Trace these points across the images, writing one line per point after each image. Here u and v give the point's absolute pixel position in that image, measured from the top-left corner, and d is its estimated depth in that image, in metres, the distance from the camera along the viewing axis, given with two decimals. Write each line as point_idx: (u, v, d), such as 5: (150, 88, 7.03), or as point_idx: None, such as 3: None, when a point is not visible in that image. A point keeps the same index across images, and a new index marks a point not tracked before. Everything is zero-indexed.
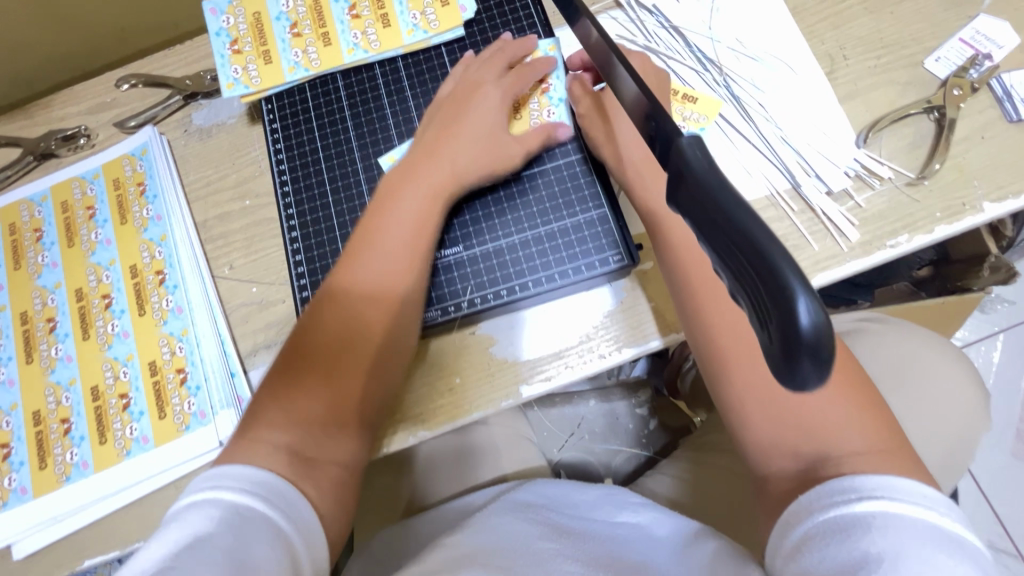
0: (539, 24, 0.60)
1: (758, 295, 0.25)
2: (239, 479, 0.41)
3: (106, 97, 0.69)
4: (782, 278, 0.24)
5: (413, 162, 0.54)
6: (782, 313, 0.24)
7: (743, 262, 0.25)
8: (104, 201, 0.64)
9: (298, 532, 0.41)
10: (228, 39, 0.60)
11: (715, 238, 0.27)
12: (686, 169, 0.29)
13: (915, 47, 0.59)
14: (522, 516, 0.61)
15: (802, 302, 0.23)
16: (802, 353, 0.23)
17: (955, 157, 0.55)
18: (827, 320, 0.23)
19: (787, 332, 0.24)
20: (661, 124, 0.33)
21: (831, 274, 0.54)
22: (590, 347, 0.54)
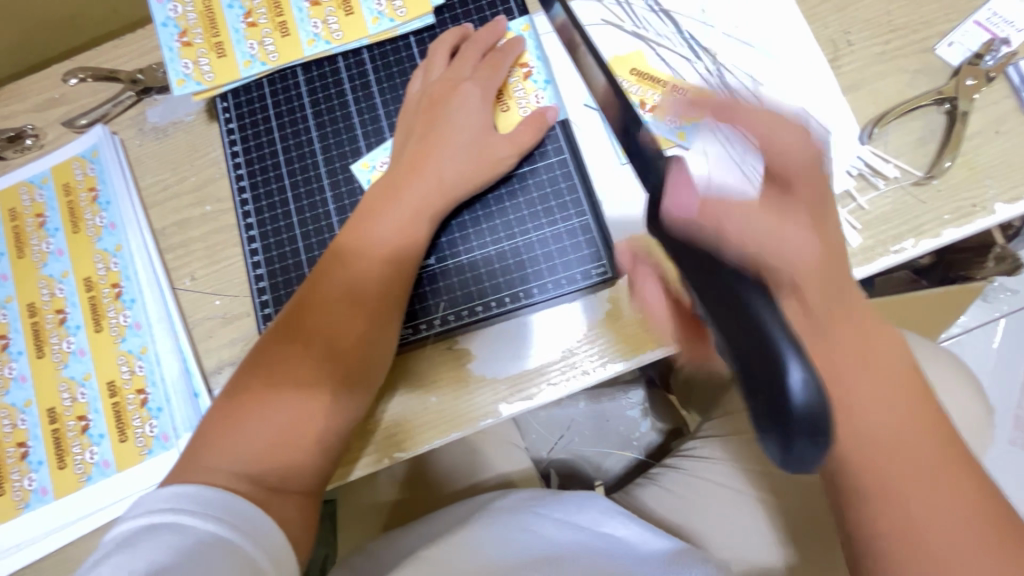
0: (517, 10, 0.55)
1: (754, 366, 0.25)
2: (197, 502, 0.38)
3: (54, 92, 0.64)
4: (779, 353, 0.24)
5: (394, 176, 0.50)
6: (782, 387, 0.24)
7: (735, 331, 0.26)
8: (55, 208, 0.60)
9: (263, 552, 0.38)
10: (177, 30, 0.54)
11: (707, 301, 0.27)
12: (676, 225, 0.29)
13: (926, 31, 0.54)
14: (511, 527, 0.59)
15: (793, 377, 0.24)
16: (799, 428, 0.24)
17: (966, 154, 0.51)
18: (821, 389, 0.24)
19: (786, 406, 0.24)
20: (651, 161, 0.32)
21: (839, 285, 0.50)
22: (574, 363, 0.51)
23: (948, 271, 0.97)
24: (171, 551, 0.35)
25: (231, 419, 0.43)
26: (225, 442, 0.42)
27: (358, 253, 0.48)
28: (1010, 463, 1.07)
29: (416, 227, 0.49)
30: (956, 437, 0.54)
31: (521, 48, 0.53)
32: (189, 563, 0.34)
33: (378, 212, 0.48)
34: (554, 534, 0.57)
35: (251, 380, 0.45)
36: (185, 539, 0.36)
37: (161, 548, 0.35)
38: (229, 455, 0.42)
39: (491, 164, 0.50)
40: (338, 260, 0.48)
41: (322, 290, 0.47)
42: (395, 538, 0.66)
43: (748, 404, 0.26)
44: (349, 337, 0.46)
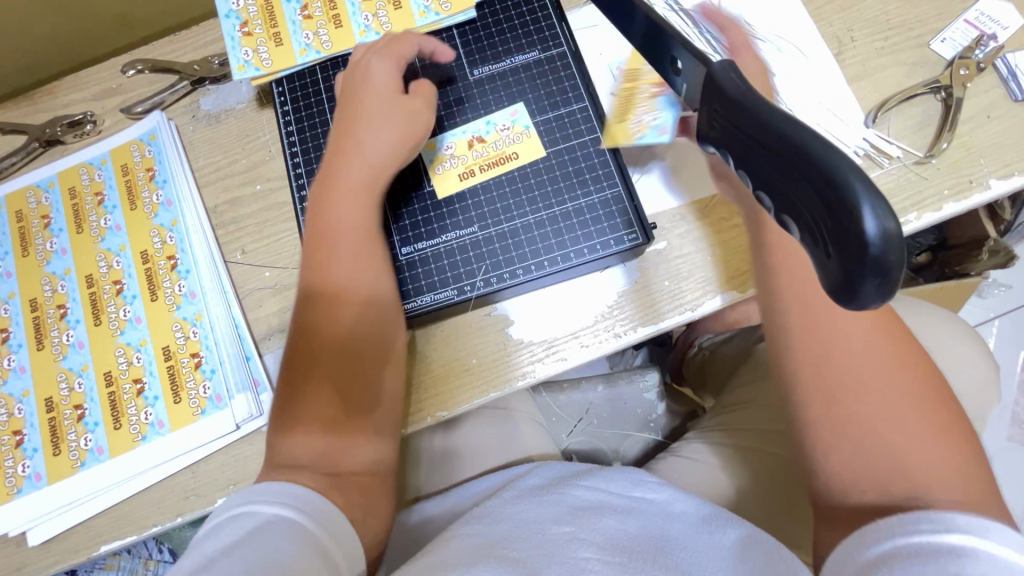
0: (551, 7, 0.60)
1: (817, 221, 0.23)
2: (264, 491, 0.43)
3: (112, 83, 0.69)
4: (838, 178, 0.22)
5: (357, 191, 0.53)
6: (841, 223, 0.22)
7: (786, 171, 0.24)
8: (113, 187, 0.64)
9: (322, 529, 0.42)
10: (238, 21, 0.59)
11: (747, 158, 0.27)
12: (715, 92, 0.29)
13: (921, 29, 0.60)
14: (537, 500, 0.58)
15: (865, 214, 0.21)
16: (869, 270, 0.21)
17: (962, 136, 0.56)
18: (899, 228, 0.21)
19: (845, 242, 0.22)
20: (686, 56, 0.33)
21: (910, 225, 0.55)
22: (607, 326, 0.55)
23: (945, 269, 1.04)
24: (244, 530, 0.40)
25: (283, 418, 0.48)
26: (294, 429, 0.47)
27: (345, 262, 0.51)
28: (1010, 457, 1.10)
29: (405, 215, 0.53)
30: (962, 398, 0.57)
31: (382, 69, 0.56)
32: (259, 546, 0.38)
33: None
34: (584, 498, 0.58)
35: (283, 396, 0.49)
36: (254, 523, 0.40)
37: (237, 529, 0.40)
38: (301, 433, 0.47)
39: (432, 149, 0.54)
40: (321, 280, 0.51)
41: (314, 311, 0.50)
42: (428, 509, 0.68)
43: (814, 250, 0.24)
44: (355, 334, 0.50)
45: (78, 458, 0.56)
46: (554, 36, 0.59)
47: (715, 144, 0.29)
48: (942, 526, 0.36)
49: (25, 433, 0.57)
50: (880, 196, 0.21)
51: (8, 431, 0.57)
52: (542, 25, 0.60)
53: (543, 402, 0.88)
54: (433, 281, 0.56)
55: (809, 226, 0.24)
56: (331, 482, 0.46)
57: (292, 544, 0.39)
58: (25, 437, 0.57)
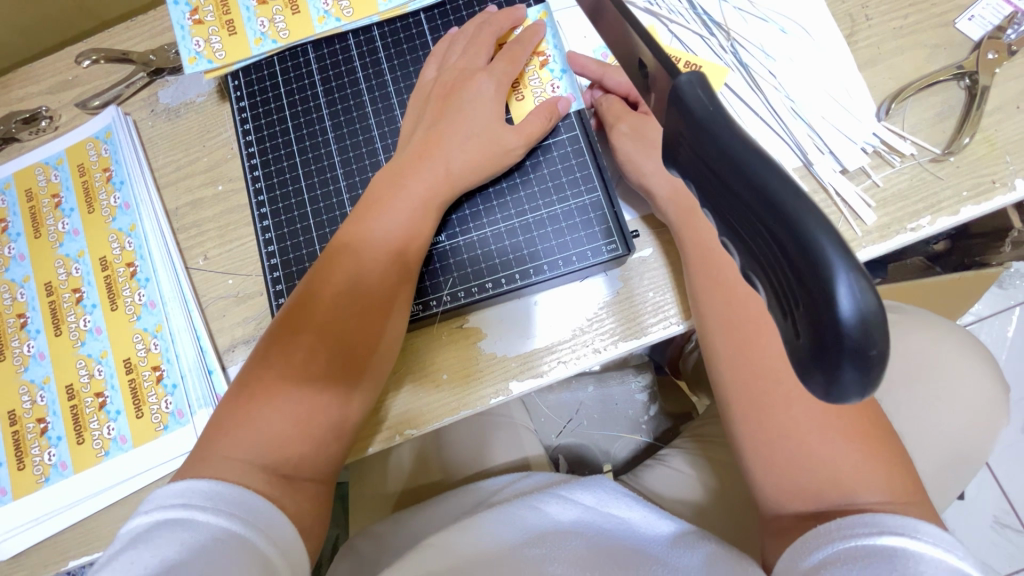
0: None
1: (787, 291, 0.19)
2: (207, 497, 0.39)
3: (68, 74, 0.65)
4: (814, 247, 0.18)
5: (396, 168, 0.50)
6: (816, 302, 0.18)
7: (751, 222, 0.20)
8: (70, 188, 0.61)
9: (271, 543, 0.39)
10: (188, 8, 0.55)
11: (709, 193, 0.23)
12: (678, 111, 0.23)
13: (946, 6, 0.53)
14: (514, 512, 0.56)
15: (842, 291, 0.17)
16: (841, 357, 0.18)
17: (986, 130, 0.50)
18: (879, 310, 0.17)
19: (821, 325, 0.18)
20: (651, 64, 0.28)
21: (872, 251, 0.50)
22: (584, 341, 0.51)
23: (963, 259, 0.97)
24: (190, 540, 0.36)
25: (230, 416, 0.44)
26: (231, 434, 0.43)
27: (359, 244, 0.48)
28: None
29: (424, 204, 0.49)
30: (962, 416, 0.54)
31: (540, 36, 0.53)
32: (201, 558, 0.35)
33: (389, 202, 0.48)
34: (558, 515, 0.55)
35: (254, 382, 0.45)
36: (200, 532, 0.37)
37: (184, 538, 0.36)
38: (239, 443, 0.42)
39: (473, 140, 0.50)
40: (333, 258, 0.48)
41: (313, 288, 0.47)
42: (404, 518, 0.66)
43: (780, 320, 0.20)
44: (334, 337, 0.45)
45: (42, 474, 0.55)
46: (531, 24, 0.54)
47: (675, 166, 0.25)
48: (876, 529, 0.36)
49: None
50: (862, 266, 0.18)
51: None
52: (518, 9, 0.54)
53: (532, 402, 0.85)
54: None
55: (774, 290, 0.20)
56: (289, 492, 0.43)
57: (244, 560, 0.36)
58: None
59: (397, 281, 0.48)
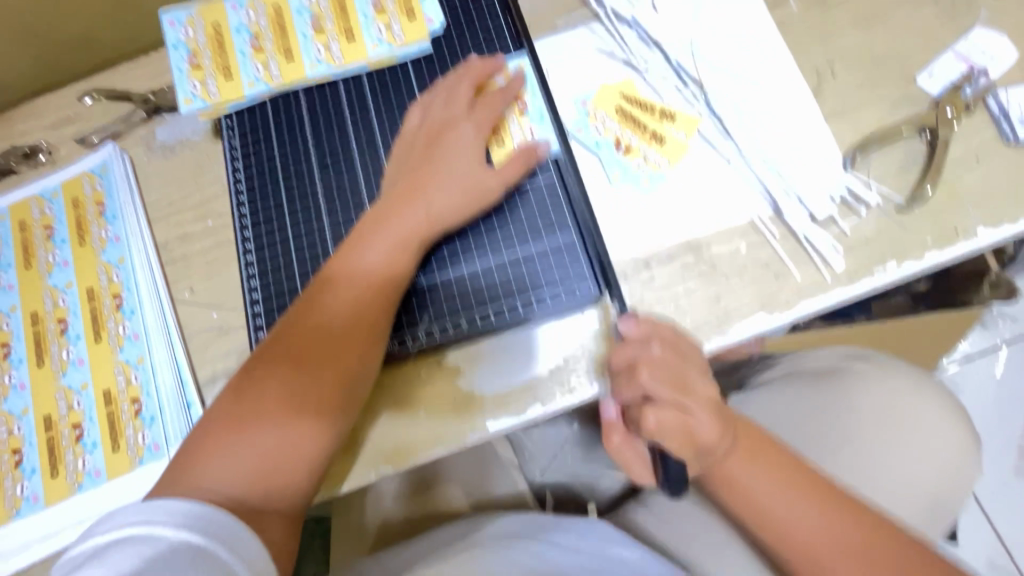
0: (509, 39, 0.58)
1: None
2: (170, 514, 0.39)
3: (69, 111, 0.67)
4: None
5: (384, 207, 0.51)
6: None
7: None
8: (62, 221, 0.62)
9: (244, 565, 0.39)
10: (187, 53, 0.57)
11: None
12: None
13: (907, 63, 0.56)
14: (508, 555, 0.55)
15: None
16: None
17: (947, 180, 0.52)
18: None
19: None
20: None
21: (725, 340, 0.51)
22: (560, 381, 0.52)
23: (950, 295, 0.97)
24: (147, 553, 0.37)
25: (205, 447, 0.44)
26: (203, 465, 0.43)
27: (349, 273, 0.49)
28: (1015, 495, 1.05)
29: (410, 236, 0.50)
30: (933, 457, 0.54)
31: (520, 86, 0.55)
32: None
33: (372, 241, 0.50)
34: (555, 560, 0.55)
35: (239, 411, 0.45)
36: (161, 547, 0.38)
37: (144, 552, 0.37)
38: (212, 474, 0.43)
39: (461, 182, 0.51)
40: (323, 288, 0.49)
41: (302, 318, 0.48)
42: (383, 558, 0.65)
43: None
44: (313, 373, 0.46)
45: (13, 507, 0.54)
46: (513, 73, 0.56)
47: None
48: None
49: None
50: None
51: None
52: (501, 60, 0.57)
53: (516, 437, 0.85)
54: None
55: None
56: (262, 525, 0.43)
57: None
58: None
59: (385, 307, 0.50)
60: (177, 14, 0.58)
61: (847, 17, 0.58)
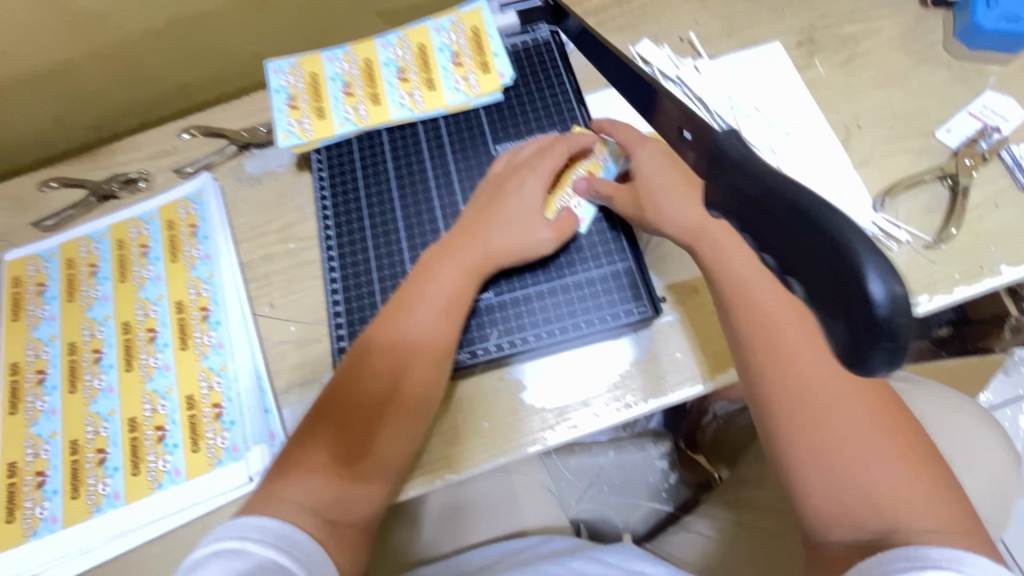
0: (572, 94, 0.64)
1: (822, 288, 0.23)
2: (262, 531, 0.43)
3: (167, 144, 0.75)
4: (846, 247, 0.22)
5: (451, 243, 0.56)
6: (850, 291, 0.22)
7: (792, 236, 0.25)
8: (157, 240, 0.68)
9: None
10: (287, 96, 0.65)
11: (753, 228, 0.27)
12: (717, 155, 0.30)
13: (926, 120, 0.63)
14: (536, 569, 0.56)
15: (872, 282, 0.21)
16: (875, 334, 0.21)
17: (970, 222, 0.58)
18: (906, 296, 0.21)
19: (859, 314, 0.22)
20: (694, 129, 0.33)
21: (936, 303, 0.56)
22: (618, 396, 0.56)
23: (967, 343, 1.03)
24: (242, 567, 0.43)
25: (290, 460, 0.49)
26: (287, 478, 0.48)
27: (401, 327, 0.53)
28: None
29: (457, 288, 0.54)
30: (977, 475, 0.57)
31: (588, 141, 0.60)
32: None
33: (441, 273, 0.55)
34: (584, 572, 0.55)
35: (310, 455, 0.49)
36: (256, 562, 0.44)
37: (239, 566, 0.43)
38: (294, 486, 0.47)
39: (524, 226, 0.56)
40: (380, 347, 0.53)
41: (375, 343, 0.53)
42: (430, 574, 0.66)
43: (828, 325, 0.24)
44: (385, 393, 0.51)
45: (95, 504, 0.57)
46: (574, 120, 0.64)
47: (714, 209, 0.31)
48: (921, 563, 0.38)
49: (48, 474, 0.59)
50: (885, 258, 0.22)
51: (31, 471, 0.59)
52: (563, 108, 0.64)
53: (554, 465, 0.86)
54: None
55: (820, 299, 0.24)
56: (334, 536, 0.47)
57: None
58: (47, 479, 0.59)
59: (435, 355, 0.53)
60: (280, 64, 0.67)
61: (869, 80, 0.66)
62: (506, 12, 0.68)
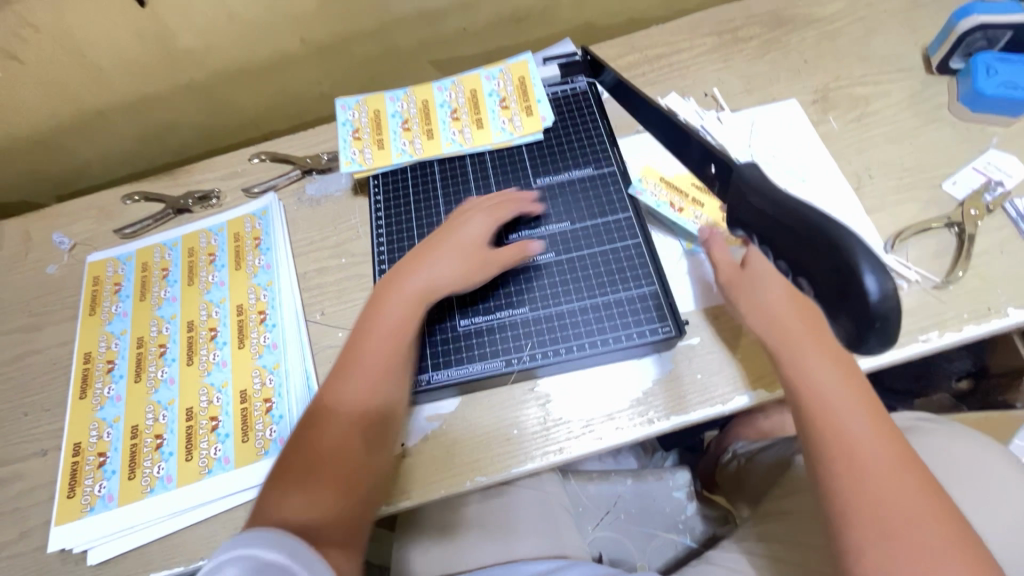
0: (605, 135, 0.72)
1: (828, 283, 0.30)
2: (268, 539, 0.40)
3: (239, 167, 0.84)
4: (845, 245, 0.29)
5: (386, 282, 0.61)
6: (853, 281, 0.29)
7: (802, 243, 0.31)
8: (224, 250, 0.76)
9: None
10: (352, 128, 0.74)
11: (769, 237, 0.33)
12: (739, 179, 0.36)
13: (934, 173, 0.68)
14: None
15: (867, 275, 0.28)
16: (867, 311, 0.28)
17: (977, 266, 0.62)
18: (889, 285, 0.28)
19: (859, 299, 0.28)
20: (716, 162, 0.39)
21: (962, 335, 0.59)
22: (641, 412, 0.59)
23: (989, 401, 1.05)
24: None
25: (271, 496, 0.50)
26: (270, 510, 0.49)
27: (356, 364, 0.56)
28: None
29: (402, 325, 0.58)
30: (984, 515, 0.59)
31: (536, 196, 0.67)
32: None
33: (387, 308, 0.59)
34: None
35: (261, 502, 0.50)
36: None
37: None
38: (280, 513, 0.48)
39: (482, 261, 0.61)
40: (334, 386, 0.56)
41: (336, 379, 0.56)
42: None
43: (832, 309, 0.30)
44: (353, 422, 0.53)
45: (148, 485, 0.62)
46: (608, 159, 0.70)
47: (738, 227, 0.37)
48: None
49: (108, 455, 0.64)
50: (874, 259, 0.29)
51: (94, 452, 0.64)
52: (598, 148, 0.71)
53: (572, 490, 0.88)
54: (483, 352, 0.61)
55: (824, 291, 0.30)
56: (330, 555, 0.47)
57: None
58: (107, 459, 0.64)
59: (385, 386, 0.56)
60: (348, 101, 0.76)
61: (880, 135, 0.72)
62: (549, 65, 0.77)
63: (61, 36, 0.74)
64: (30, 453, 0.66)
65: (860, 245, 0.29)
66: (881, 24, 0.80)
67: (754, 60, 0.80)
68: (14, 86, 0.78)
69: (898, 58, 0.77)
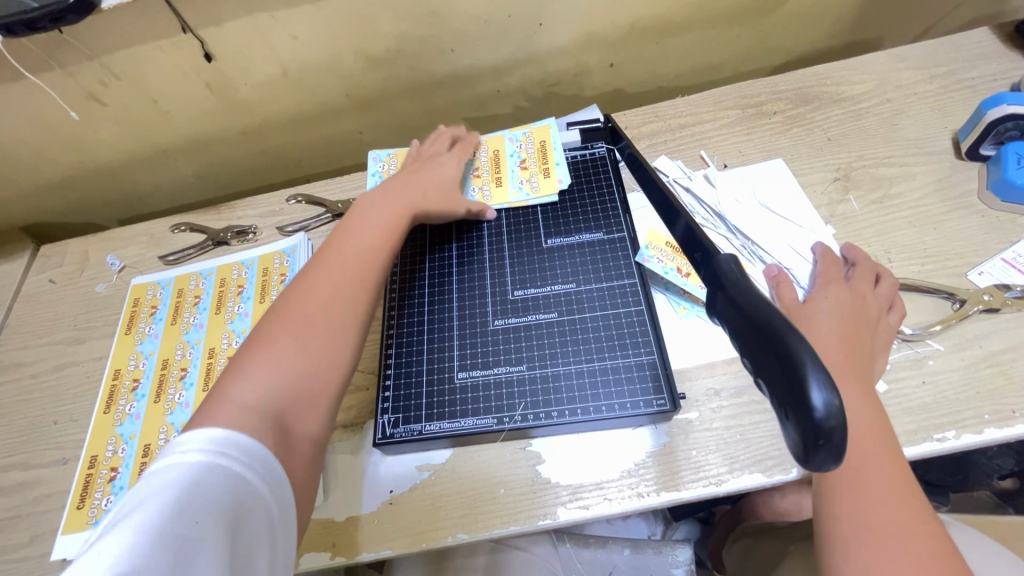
0: (619, 201, 0.73)
1: (780, 391, 0.30)
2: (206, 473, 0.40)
3: (277, 207, 0.90)
4: (798, 358, 0.30)
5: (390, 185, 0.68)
6: (800, 397, 0.29)
7: (761, 342, 0.32)
8: (252, 283, 0.81)
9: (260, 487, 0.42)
10: (380, 179, 0.79)
11: (737, 329, 0.34)
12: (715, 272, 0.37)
13: (959, 261, 0.66)
14: None
15: (814, 390, 0.29)
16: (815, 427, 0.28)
17: (1001, 364, 0.59)
18: (840, 410, 0.28)
19: (805, 415, 0.29)
20: (703, 251, 0.41)
21: (982, 438, 0.55)
22: (630, 484, 0.58)
23: None
24: (204, 497, 0.39)
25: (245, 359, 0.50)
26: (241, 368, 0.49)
27: (313, 270, 0.57)
28: None
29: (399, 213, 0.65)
30: None
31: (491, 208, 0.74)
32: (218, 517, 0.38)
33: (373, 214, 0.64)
34: None
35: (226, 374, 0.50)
36: (243, 531, 0.39)
37: (193, 540, 0.36)
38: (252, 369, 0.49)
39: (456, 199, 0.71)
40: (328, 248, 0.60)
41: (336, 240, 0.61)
42: None
43: (783, 418, 0.30)
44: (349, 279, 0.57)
45: None
46: (619, 225, 0.72)
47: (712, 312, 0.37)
48: None
49: (119, 470, 0.68)
50: (825, 373, 0.29)
51: (107, 466, 0.68)
52: (610, 215, 0.73)
53: (566, 553, 0.85)
54: (477, 407, 0.62)
55: (778, 394, 0.30)
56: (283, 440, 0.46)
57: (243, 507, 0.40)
58: (117, 475, 0.67)
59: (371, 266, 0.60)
60: (380, 153, 0.81)
61: (903, 219, 0.71)
62: (571, 129, 0.80)
63: (138, 85, 0.83)
64: (53, 459, 0.71)
65: (811, 357, 0.29)
66: (910, 107, 0.80)
67: (777, 135, 0.81)
68: (93, 124, 0.88)
69: (926, 141, 0.77)
